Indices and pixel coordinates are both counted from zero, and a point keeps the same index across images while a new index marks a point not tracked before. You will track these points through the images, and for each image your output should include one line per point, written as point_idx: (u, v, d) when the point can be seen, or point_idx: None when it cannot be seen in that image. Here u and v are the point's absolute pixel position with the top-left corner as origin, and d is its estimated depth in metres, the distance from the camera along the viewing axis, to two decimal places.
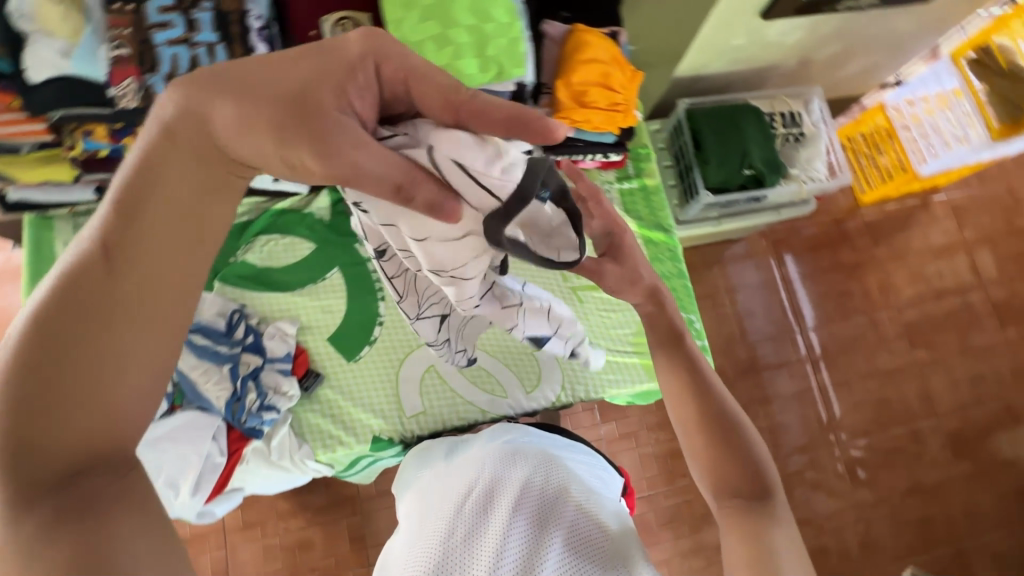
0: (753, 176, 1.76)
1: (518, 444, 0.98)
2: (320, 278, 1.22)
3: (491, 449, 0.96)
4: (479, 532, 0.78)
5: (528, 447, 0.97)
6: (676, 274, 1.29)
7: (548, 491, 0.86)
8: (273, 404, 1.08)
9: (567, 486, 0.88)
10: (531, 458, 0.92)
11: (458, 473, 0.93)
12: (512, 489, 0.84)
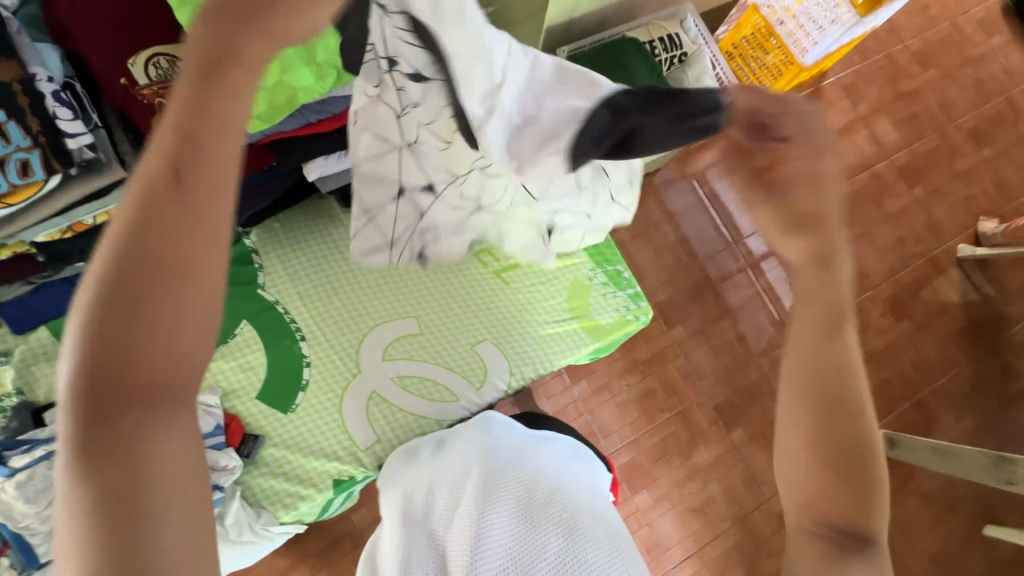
0: None
1: (504, 447, 0.95)
2: (229, 337, 1.12)
3: (477, 454, 0.93)
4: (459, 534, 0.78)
5: (515, 451, 0.94)
6: None
7: (537, 499, 0.83)
8: (214, 483, 1.01)
9: (558, 492, 0.86)
10: (518, 466, 0.89)
11: (448, 475, 0.93)
12: (498, 500, 0.82)
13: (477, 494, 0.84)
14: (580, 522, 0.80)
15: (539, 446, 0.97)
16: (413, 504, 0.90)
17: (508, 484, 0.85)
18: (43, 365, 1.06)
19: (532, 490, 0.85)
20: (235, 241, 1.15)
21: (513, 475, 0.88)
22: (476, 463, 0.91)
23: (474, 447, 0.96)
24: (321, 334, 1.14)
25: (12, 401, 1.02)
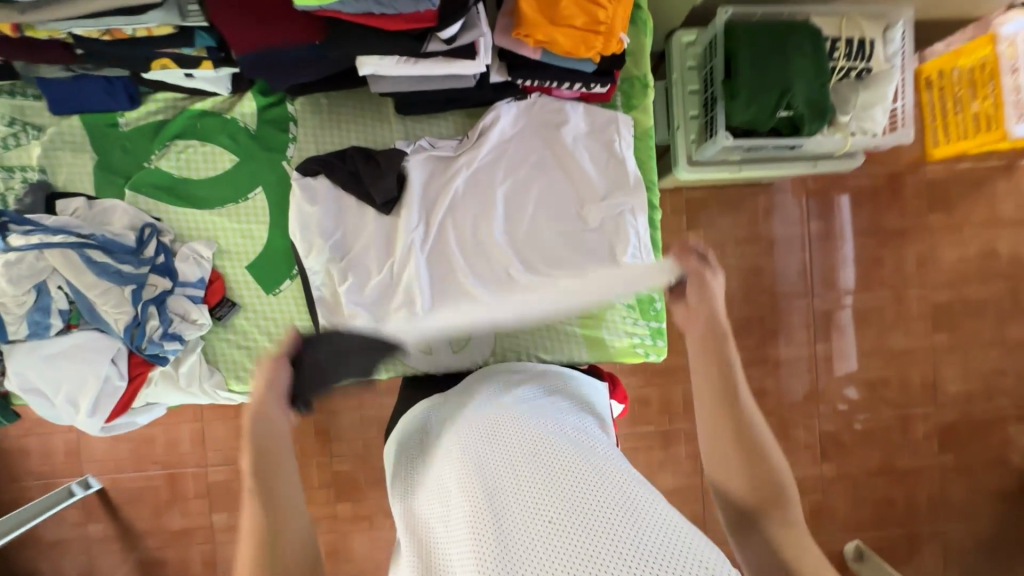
0: (789, 119, 1.45)
1: (500, 404, 0.75)
2: (242, 197, 1.09)
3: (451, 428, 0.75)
4: (473, 522, 0.60)
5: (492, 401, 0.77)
6: (647, 242, 1.10)
7: (522, 447, 0.66)
8: (179, 333, 1.02)
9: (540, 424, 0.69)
10: (491, 411, 0.72)
11: (445, 442, 0.74)
12: (499, 473, 0.64)
13: (459, 468, 0.66)
14: (580, 464, 0.64)
15: (517, 385, 0.81)
16: (409, 526, 0.70)
17: (486, 445, 0.68)
18: (66, 152, 1.07)
19: (509, 435, 0.68)
20: (279, 102, 1.09)
21: (488, 426, 0.70)
22: (453, 437, 0.72)
23: (467, 413, 0.76)
24: None
25: (34, 176, 1.06)
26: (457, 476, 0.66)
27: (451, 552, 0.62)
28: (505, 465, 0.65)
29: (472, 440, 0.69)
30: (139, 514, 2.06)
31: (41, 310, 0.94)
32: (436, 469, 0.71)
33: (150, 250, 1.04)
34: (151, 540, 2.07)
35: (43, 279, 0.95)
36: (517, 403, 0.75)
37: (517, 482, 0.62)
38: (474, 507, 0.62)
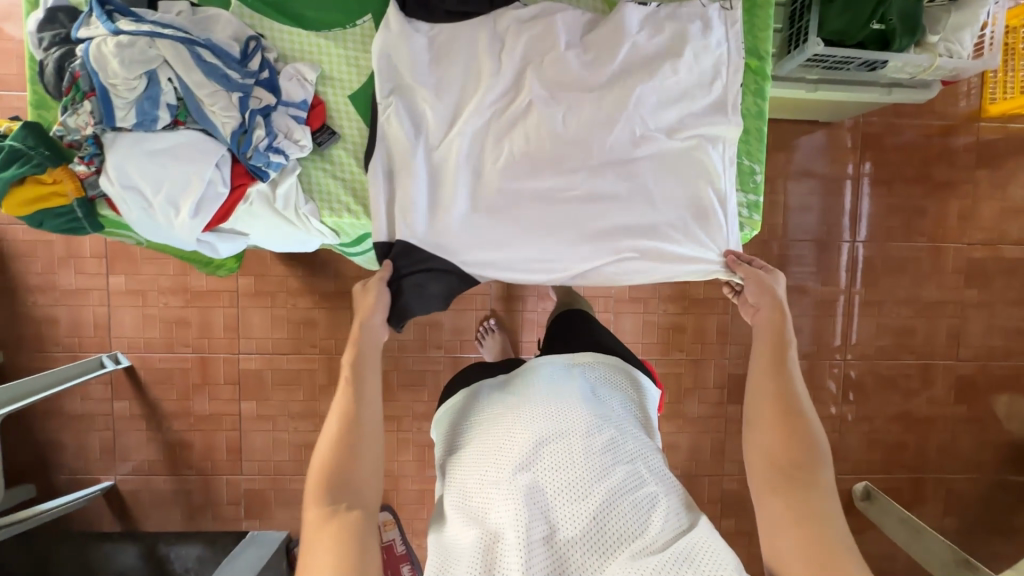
0: (880, 32, 1.45)
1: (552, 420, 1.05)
2: (349, 24, 1.05)
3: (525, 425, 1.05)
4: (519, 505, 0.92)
5: (557, 415, 1.06)
6: (755, 113, 1.10)
7: (577, 463, 0.98)
8: (283, 149, 0.98)
9: (594, 444, 1.01)
10: (555, 438, 1.01)
11: (504, 438, 1.04)
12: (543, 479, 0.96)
13: (528, 465, 0.98)
14: (621, 482, 0.97)
15: (575, 400, 1.10)
16: (462, 489, 1.03)
17: (552, 454, 0.99)
18: None
19: (573, 454, 0.99)
20: None
21: (547, 451, 1.00)
22: (526, 435, 1.03)
23: (523, 420, 1.06)
24: None
25: None
26: (511, 469, 0.98)
27: (494, 513, 0.94)
28: (566, 473, 0.97)
29: (529, 447, 1.00)
30: (166, 395, 2.05)
31: (150, 100, 0.90)
32: (492, 455, 1.03)
33: (255, 63, 1.01)
34: (178, 423, 2.06)
35: (153, 68, 0.91)
36: (565, 420, 1.04)
37: (572, 487, 0.95)
38: (537, 499, 0.94)
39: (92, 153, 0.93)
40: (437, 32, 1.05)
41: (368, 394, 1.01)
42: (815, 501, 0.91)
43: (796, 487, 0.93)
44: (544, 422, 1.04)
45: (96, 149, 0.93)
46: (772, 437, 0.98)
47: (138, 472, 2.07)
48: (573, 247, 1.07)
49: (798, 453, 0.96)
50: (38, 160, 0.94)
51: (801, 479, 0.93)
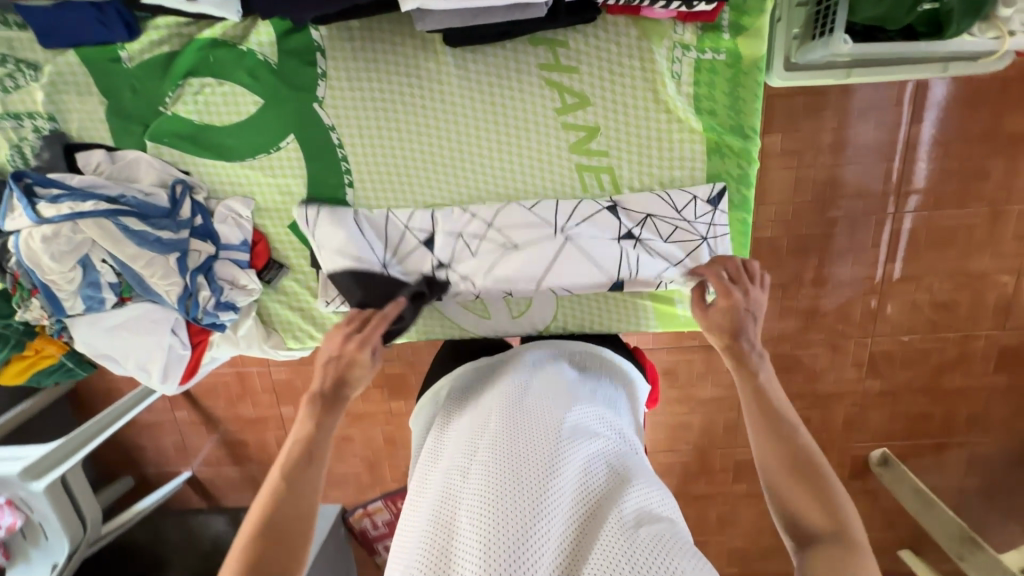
0: (932, 11, 1.14)
1: (530, 391, 0.83)
2: (273, 148, 0.96)
3: (470, 410, 0.85)
4: (489, 488, 0.70)
5: (511, 387, 0.85)
6: (739, 203, 0.95)
7: (521, 433, 0.76)
8: (232, 301, 0.99)
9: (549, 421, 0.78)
10: (533, 406, 0.80)
11: (482, 410, 0.83)
12: (517, 452, 0.73)
13: (498, 437, 0.76)
14: (591, 479, 0.74)
15: (565, 374, 0.89)
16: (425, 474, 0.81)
17: (494, 426, 0.78)
18: (71, 95, 0.93)
19: (520, 423, 0.78)
20: (301, 29, 0.89)
21: (526, 420, 0.78)
22: (470, 418, 0.83)
23: (503, 388, 0.85)
24: (371, 177, 0.98)
25: (45, 125, 0.95)
26: (478, 443, 0.77)
27: (458, 501, 0.71)
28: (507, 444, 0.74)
29: (504, 416, 0.79)
30: (216, 404, 2.29)
31: (92, 285, 0.91)
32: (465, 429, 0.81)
33: (185, 211, 0.96)
34: (231, 424, 2.32)
35: (85, 252, 0.90)
36: (544, 394, 0.83)
37: (511, 457, 0.73)
38: (504, 479, 0.70)
39: (58, 330, 0.96)
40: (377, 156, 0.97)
41: (315, 470, 0.79)
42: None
43: (815, 549, 0.71)
44: (527, 393, 0.83)
45: (61, 326, 0.96)
46: (784, 504, 0.75)
47: (210, 462, 2.40)
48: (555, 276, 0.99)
49: (819, 520, 0.72)
50: (15, 340, 0.98)
51: (821, 541, 0.71)
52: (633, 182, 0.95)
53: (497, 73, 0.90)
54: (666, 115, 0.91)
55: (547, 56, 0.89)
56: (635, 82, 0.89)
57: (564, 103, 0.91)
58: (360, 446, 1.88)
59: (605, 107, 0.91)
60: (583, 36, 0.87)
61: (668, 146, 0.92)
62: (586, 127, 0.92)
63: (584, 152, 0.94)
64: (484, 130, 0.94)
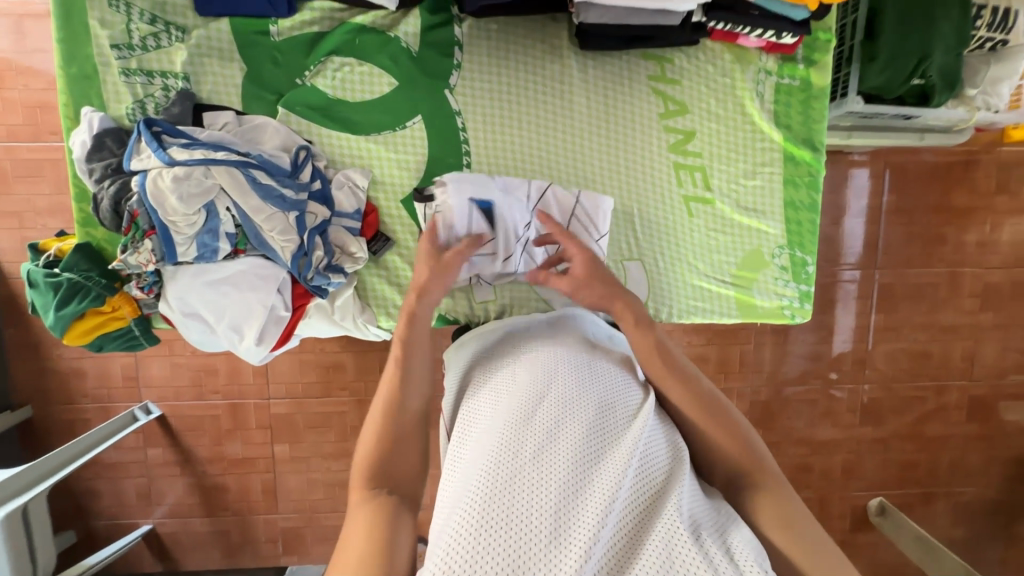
0: (920, 87, 1.41)
1: (577, 384, 0.82)
2: (399, 126, 1.02)
3: (523, 372, 0.86)
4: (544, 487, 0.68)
5: (572, 360, 0.86)
6: (807, 205, 1.09)
7: (585, 415, 0.77)
8: (341, 266, 0.99)
9: (613, 411, 0.80)
10: (583, 406, 0.78)
11: (526, 394, 0.81)
12: (571, 454, 0.72)
13: (549, 435, 0.74)
14: (644, 468, 0.73)
15: (607, 361, 0.89)
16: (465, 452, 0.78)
17: (551, 403, 0.79)
18: (212, 60, 0.98)
19: (570, 422, 0.76)
20: (446, 25, 1.00)
21: (576, 419, 0.77)
22: (527, 381, 0.84)
23: (548, 374, 0.84)
24: (487, 162, 1.04)
25: (176, 84, 0.97)
26: (528, 435, 0.75)
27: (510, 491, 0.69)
28: (576, 424, 0.76)
29: (555, 411, 0.78)
30: (199, 442, 1.84)
31: (210, 233, 0.90)
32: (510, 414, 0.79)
33: (306, 175, 0.97)
34: (212, 468, 1.86)
35: (211, 199, 0.89)
36: (591, 388, 0.82)
37: (567, 461, 0.71)
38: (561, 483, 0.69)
39: (150, 282, 0.92)
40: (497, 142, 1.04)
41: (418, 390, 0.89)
42: (802, 531, 0.75)
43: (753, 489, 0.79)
44: (572, 383, 0.82)
45: (156, 278, 0.92)
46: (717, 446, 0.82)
47: None
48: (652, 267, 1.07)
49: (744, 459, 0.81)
50: (96, 291, 0.93)
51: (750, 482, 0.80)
52: (722, 184, 1.08)
53: (612, 80, 1.04)
54: (752, 128, 1.07)
55: (655, 68, 1.04)
56: (725, 96, 1.06)
57: (668, 109, 1.05)
58: None
59: (701, 117, 1.06)
60: (685, 55, 1.04)
61: (751, 151, 1.07)
62: (685, 131, 1.06)
63: (687, 160, 1.07)
64: (595, 127, 1.05)
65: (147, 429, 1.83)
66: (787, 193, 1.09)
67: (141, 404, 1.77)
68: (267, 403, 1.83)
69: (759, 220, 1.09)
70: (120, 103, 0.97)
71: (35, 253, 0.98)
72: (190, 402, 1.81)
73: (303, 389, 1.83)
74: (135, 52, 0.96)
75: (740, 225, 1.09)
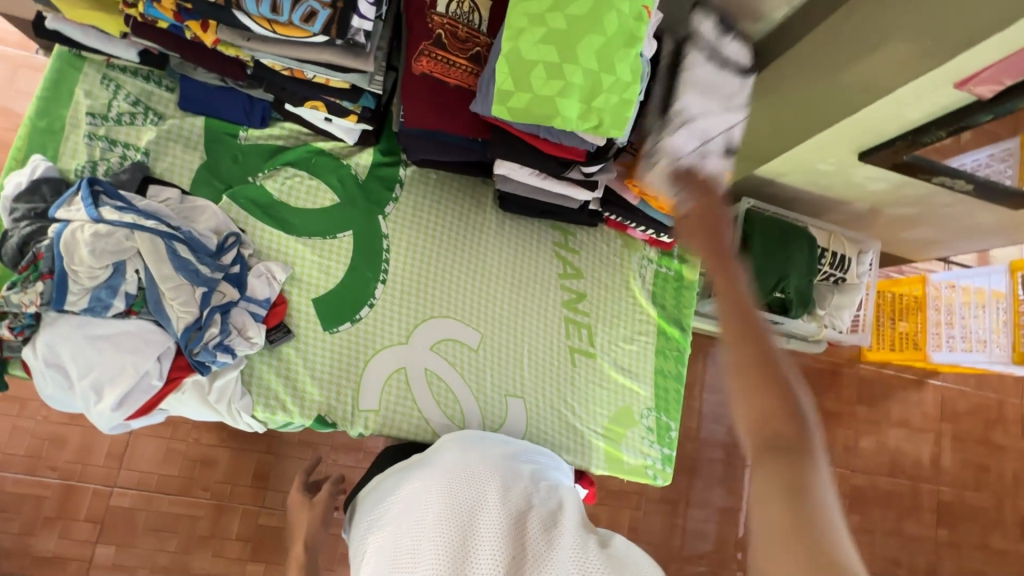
0: (781, 300, 1.72)
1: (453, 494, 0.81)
2: (331, 235, 1.14)
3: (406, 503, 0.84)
4: None
5: (448, 468, 0.86)
6: (674, 375, 1.25)
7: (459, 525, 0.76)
8: (231, 346, 1.00)
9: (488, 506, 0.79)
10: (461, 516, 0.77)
11: (407, 529, 0.79)
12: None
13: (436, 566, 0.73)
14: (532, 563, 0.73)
15: (484, 458, 0.89)
16: None
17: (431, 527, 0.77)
18: (176, 145, 1.10)
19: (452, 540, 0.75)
20: (394, 165, 1.19)
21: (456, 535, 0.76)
22: (409, 509, 0.82)
23: (424, 495, 0.82)
24: (401, 285, 1.15)
25: (135, 156, 1.07)
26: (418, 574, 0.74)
27: None
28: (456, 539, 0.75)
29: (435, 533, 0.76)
30: (5, 526, 1.51)
31: (109, 289, 0.92)
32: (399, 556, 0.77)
33: (228, 257, 1.05)
34: (5, 565, 1.50)
35: (123, 258, 0.93)
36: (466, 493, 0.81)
37: None
38: None
39: (24, 324, 0.90)
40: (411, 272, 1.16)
41: None
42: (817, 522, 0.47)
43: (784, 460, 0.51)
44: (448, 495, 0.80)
45: (32, 322, 0.90)
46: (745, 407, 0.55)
47: None
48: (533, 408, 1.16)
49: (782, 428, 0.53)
50: None
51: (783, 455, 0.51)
52: (605, 343, 1.23)
53: (523, 240, 1.22)
54: (633, 303, 1.25)
55: (558, 236, 1.24)
56: (614, 270, 1.26)
57: (567, 271, 1.23)
58: None
59: (593, 284, 1.24)
60: (585, 232, 1.26)
61: (632, 320, 1.25)
62: (579, 293, 1.23)
63: (578, 319, 1.22)
64: (503, 273, 1.20)
65: None
66: (657, 362, 1.25)
67: None
68: (109, 491, 1.57)
69: (633, 381, 1.22)
70: (73, 159, 1.04)
71: None
72: (19, 475, 1.54)
73: (156, 481, 1.60)
74: (106, 123, 1.07)
75: (618, 383, 1.21)
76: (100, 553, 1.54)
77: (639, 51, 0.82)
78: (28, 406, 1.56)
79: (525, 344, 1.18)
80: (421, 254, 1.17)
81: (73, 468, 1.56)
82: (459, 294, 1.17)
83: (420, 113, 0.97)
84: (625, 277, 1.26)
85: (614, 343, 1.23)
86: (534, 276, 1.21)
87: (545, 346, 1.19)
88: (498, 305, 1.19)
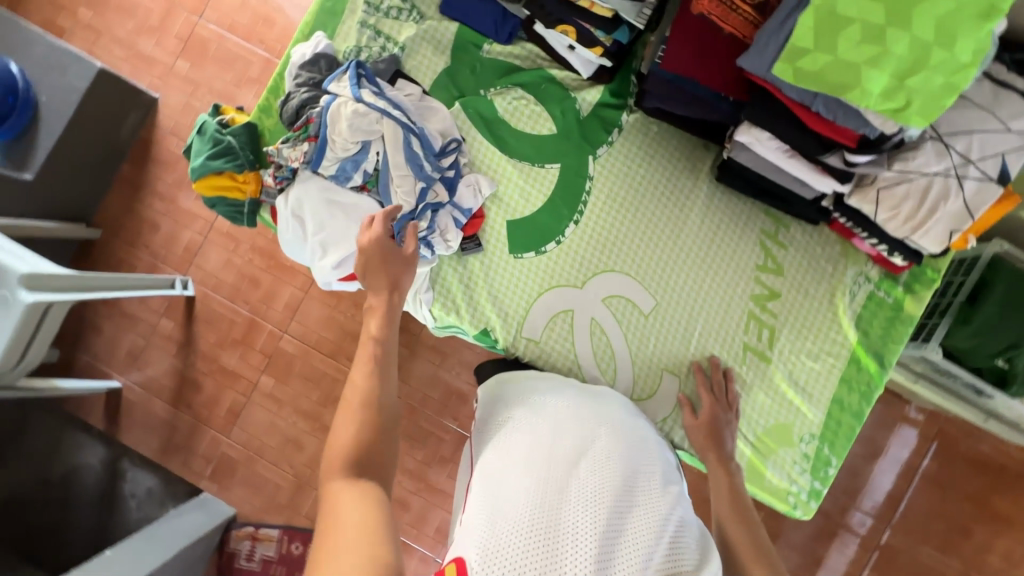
0: (1002, 370, 1.41)
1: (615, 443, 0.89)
2: (539, 163, 1.15)
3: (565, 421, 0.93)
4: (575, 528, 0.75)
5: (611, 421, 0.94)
6: (853, 410, 1.11)
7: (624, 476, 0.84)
8: (432, 244, 1.09)
9: (647, 478, 0.87)
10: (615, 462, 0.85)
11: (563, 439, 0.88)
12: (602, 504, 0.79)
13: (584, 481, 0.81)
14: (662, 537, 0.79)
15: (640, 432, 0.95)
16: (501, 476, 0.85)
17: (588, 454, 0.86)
18: (427, 47, 1.17)
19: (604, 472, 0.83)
20: (619, 108, 1.15)
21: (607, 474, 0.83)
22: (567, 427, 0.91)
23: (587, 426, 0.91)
24: (591, 231, 1.14)
25: (393, 50, 1.16)
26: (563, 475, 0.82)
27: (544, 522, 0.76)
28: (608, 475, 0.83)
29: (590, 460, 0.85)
30: (207, 335, 1.86)
31: (354, 163, 1.03)
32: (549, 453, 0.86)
33: (447, 160, 1.11)
34: (201, 364, 1.85)
35: (370, 139, 1.03)
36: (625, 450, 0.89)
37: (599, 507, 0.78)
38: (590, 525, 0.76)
39: (284, 176, 1.05)
40: (605, 220, 1.14)
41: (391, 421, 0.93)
42: None
43: None
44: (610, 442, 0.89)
45: (291, 175, 1.05)
46: None
47: None
48: (689, 391, 1.12)
49: None
50: (241, 160, 1.07)
51: None
52: (785, 352, 1.12)
53: (729, 218, 1.13)
54: (832, 319, 1.12)
55: (769, 224, 1.13)
56: (821, 278, 1.12)
57: (767, 264, 1.12)
58: (302, 462, 1.80)
59: (793, 285, 1.12)
60: (801, 228, 1.13)
61: (825, 337, 1.12)
62: (774, 290, 1.12)
63: (762, 318, 1.12)
64: (698, 247, 1.13)
65: (173, 301, 1.88)
66: (838, 390, 1.12)
67: (183, 277, 1.82)
68: (281, 334, 1.84)
69: (803, 401, 1.11)
70: (344, 42, 1.16)
71: (216, 112, 1.15)
72: (222, 298, 1.85)
73: (316, 339, 1.84)
74: (377, 14, 1.16)
75: (785, 397, 1.12)
76: (263, 382, 1.84)
77: (993, 27, 0.69)
78: (240, 247, 1.85)
79: (698, 325, 1.12)
80: (620, 205, 1.14)
81: (260, 306, 1.85)
82: (646, 255, 1.13)
83: (682, 57, 0.93)
84: (833, 289, 1.12)
85: (796, 356, 1.12)
86: (730, 260, 1.13)
87: (718, 334, 1.12)
88: (682, 277, 1.13)
